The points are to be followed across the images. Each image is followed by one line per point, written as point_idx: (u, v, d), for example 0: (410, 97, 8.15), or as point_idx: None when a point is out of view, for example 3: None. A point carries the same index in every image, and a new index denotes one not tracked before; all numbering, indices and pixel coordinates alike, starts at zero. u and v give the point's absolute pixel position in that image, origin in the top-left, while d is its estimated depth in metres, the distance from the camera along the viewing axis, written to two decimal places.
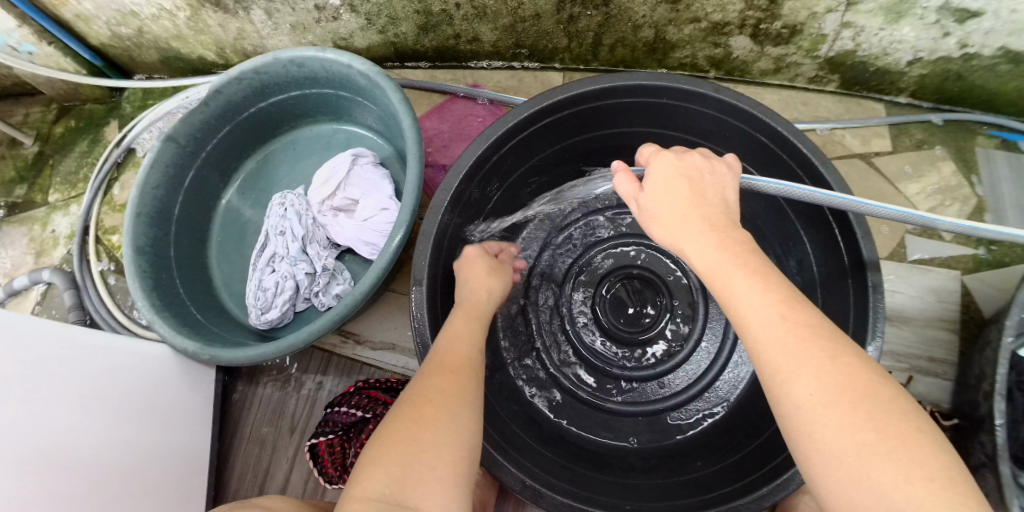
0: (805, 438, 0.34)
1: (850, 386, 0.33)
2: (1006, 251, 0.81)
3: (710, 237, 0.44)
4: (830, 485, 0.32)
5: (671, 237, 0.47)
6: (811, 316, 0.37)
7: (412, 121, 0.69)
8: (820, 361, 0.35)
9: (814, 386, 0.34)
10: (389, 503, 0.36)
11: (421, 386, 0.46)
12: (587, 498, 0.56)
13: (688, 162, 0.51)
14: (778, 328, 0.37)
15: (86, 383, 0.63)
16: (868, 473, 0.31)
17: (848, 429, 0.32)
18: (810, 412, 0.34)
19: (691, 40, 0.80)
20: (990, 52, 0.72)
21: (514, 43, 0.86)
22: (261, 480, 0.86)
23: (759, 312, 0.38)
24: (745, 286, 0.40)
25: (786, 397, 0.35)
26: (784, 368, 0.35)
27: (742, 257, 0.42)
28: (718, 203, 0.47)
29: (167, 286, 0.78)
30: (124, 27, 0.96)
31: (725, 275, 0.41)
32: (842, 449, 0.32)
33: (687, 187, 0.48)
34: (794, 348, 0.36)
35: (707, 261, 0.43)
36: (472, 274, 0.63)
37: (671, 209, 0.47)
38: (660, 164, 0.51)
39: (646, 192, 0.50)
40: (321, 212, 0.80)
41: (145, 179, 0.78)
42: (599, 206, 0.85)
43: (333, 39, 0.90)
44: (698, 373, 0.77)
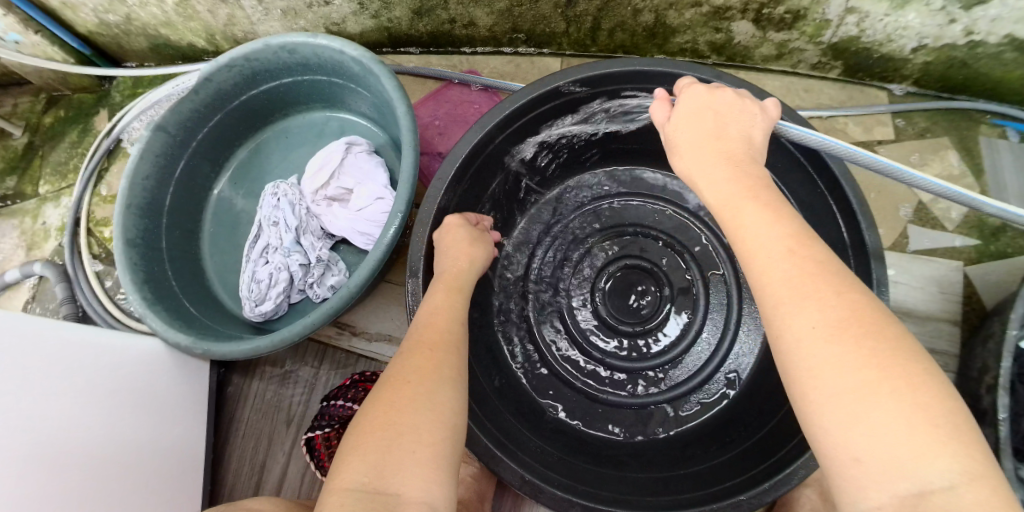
0: (802, 373, 0.34)
1: (853, 323, 0.33)
2: (1009, 241, 0.80)
3: (723, 171, 0.45)
4: (825, 423, 0.32)
5: (686, 166, 0.49)
6: (821, 252, 0.37)
7: (406, 109, 0.68)
8: (823, 295, 0.34)
9: (816, 319, 0.34)
10: (367, 492, 0.36)
11: (398, 368, 0.45)
12: (587, 493, 0.55)
13: (721, 97, 0.50)
14: (784, 260, 0.37)
15: (78, 379, 0.62)
16: (867, 412, 0.30)
17: (850, 367, 0.32)
18: (810, 346, 0.33)
19: (692, 24, 0.78)
20: (996, 40, 0.71)
21: (511, 28, 0.84)
22: (258, 474, 0.85)
23: (766, 241, 0.38)
24: (755, 217, 0.40)
25: (785, 331, 0.35)
26: (787, 299, 0.35)
27: (755, 193, 0.42)
28: (741, 138, 0.47)
29: (158, 278, 0.76)
30: (111, 14, 0.93)
31: (736, 208, 0.42)
32: (841, 385, 0.32)
33: (712, 120, 0.49)
34: (799, 279, 0.36)
35: (720, 190, 0.44)
36: (451, 243, 0.58)
37: (688, 142, 0.49)
38: (692, 96, 0.51)
39: (673, 121, 0.51)
40: (315, 202, 0.79)
41: (134, 169, 0.76)
42: (597, 195, 0.84)
43: (326, 24, 0.88)
44: (698, 365, 0.76)
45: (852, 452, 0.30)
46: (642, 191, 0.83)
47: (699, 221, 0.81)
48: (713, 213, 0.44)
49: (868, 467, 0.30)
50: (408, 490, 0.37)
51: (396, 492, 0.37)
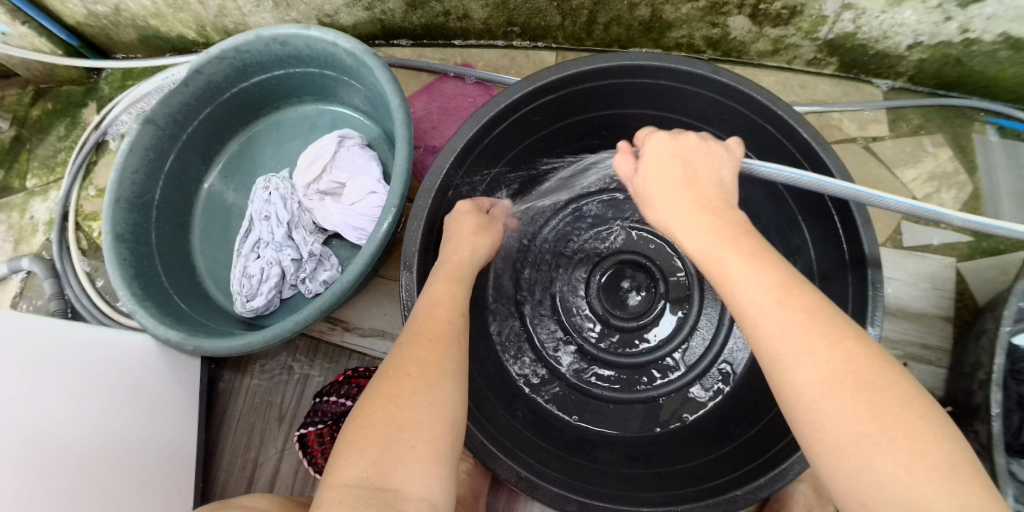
0: (808, 426, 0.33)
1: (848, 373, 0.32)
2: (1001, 239, 0.80)
3: (701, 218, 0.43)
4: (836, 476, 0.32)
5: (664, 218, 0.47)
6: (810, 299, 0.36)
7: (401, 102, 0.67)
8: (817, 348, 0.33)
9: (812, 374, 0.33)
10: (367, 487, 0.36)
11: (398, 359, 0.45)
12: (582, 489, 0.55)
13: (682, 144, 0.50)
14: (774, 314, 0.35)
15: (67, 376, 0.61)
16: (870, 464, 0.30)
17: (850, 418, 0.31)
18: (810, 401, 0.33)
19: (689, 19, 0.77)
20: (991, 38, 0.71)
21: (506, 21, 0.83)
22: (250, 471, 0.84)
23: (755, 296, 0.37)
24: (740, 268, 0.38)
25: (786, 385, 0.34)
26: (782, 355, 0.34)
27: (736, 238, 0.41)
28: (711, 184, 0.47)
29: (148, 273, 0.75)
30: (99, 4, 0.92)
31: (719, 260, 0.40)
32: (843, 440, 0.31)
33: (681, 168, 0.48)
34: (792, 335, 0.34)
35: (700, 241, 0.42)
36: (458, 230, 0.59)
37: (662, 192, 0.47)
38: (656, 146, 0.51)
39: (642, 170, 0.51)
40: (307, 196, 0.78)
41: (123, 162, 0.75)
42: (592, 189, 0.83)
43: (318, 15, 0.87)
44: (692, 361, 0.76)
45: (861, 504, 0.30)
46: None
47: None
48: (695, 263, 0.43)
49: None
50: (407, 486, 0.37)
51: (395, 487, 0.36)
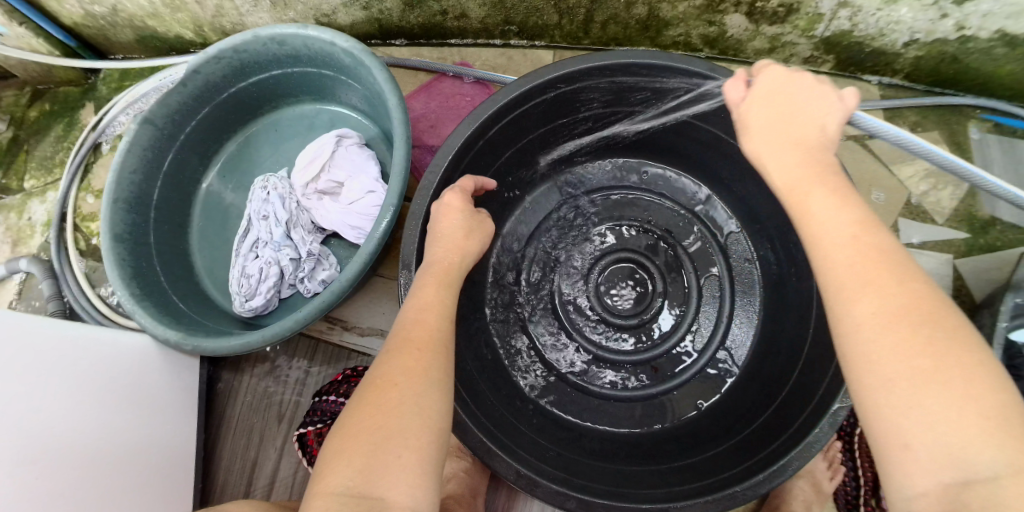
0: (858, 359, 0.34)
1: (912, 310, 0.33)
2: (997, 235, 0.81)
3: (794, 153, 0.43)
4: (880, 409, 0.33)
5: (755, 148, 0.46)
6: (884, 242, 0.37)
7: (398, 101, 0.67)
8: (885, 284, 0.34)
9: (875, 307, 0.34)
10: (353, 496, 0.37)
11: (386, 368, 0.45)
12: (582, 486, 0.55)
13: (799, 80, 0.46)
14: (846, 248, 0.37)
15: (66, 378, 0.61)
16: (921, 400, 0.31)
17: (904, 354, 0.32)
18: (869, 333, 0.34)
19: (686, 17, 0.78)
20: (987, 35, 0.71)
21: (503, 20, 0.83)
22: (249, 471, 0.84)
23: (831, 228, 0.38)
24: (822, 203, 0.39)
25: (846, 315, 0.35)
26: (849, 285, 0.35)
27: (823, 176, 0.41)
28: (816, 128, 0.44)
29: (147, 274, 0.75)
30: (96, 5, 0.92)
31: (803, 192, 0.41)
32: (897, 374, 0.32)
33: (790, 100, 0.45)
34: (862, 267, 0.35)
35: (790, 172, 0.42)
36: (448, 229, 0.56)
37: (761, 124, 0.46)
38: (769, 77, 0.47)
39: (745, 102, 0.48)
40: (305, 196, 0.78)
41: (121, 162, 0.75)
42: (592, 186, 0.83)
43: (316, 15, 0.87)
44: (690, 358, 0.77)
45: (903, 439, 0.31)
46: (635, 184, 0.83)
47: (688, 216, 0.82)
48: (779, 195, 0.43)
49: (918, 454, 0.30)
50: (393, 495, 0.38)
51: (381, 496, 0.37)
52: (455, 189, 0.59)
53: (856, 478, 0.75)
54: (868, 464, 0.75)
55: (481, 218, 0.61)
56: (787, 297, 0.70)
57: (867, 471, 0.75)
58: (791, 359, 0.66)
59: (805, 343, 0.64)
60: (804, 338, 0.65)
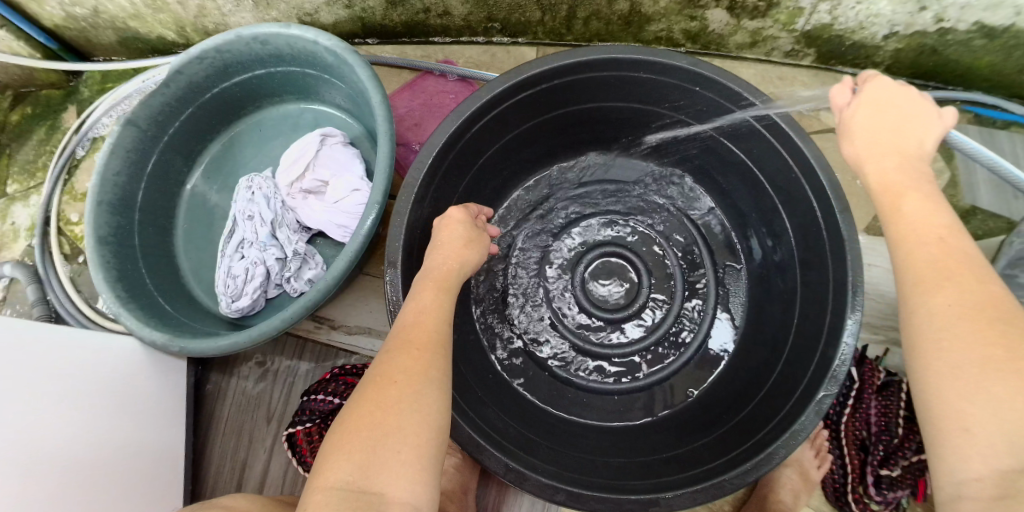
0: (927, 345, 0.34)
1: (986, 307, 0.34)
2: (977, 224, 0.82)
3: (897, 161, 0.43)
4: (941, 396, 0.33)
5: (857, 151, 0.46)
6: (968, 244, 0.37)
7: (382, 99, 0.67)
8: (965, 280, 0.35)
9: (955, 298, 0.34)
10: (352, 491, 0.38)
11: (385, 365, 0.45)
12: (570, 478, 0.55)
13: (906, 91, 0.46)
14: (930, 246, 0.37)
15: (55, 383, 0.60)
16: (985, 388, 0.31)
17: (976, 343, 0.33)
18: (940, 324, 0.34)
19: (667, 13, 0.78)
20: (965, 27, 0.72)
21: (487, 17, 0.84)
22: (239, 472, 0.84)
23: (923, 227, 0.38)
24: (917, 204, 0.40)
25: (919, 307, 0.36)
26: (928, 278, 0.36)
27: (921, 184, 0.41)
28: (921, 141, 0.44)
29: (133, 276, 0.75)
30: (78, 7, 0.91)
31: (898, 192, 0.41)
32: (965, 363, 0.33)
33: (900, 113, 0.45)
34: (945, 264, 0.36)
35: (890, 174, 0.42)
36: (447, 240, 0.58)
37: (869, 131, 0.45)
38: (879, 85, 0.47)
39: (850, 108, 0.47)
40: (290, 195, 0.78)
41: (104, 165, 0.74)
42: (575, 182, 0.83)
43: (299, 14, 0.87)
44: (677, 350, 0.77)
45: (963, 423, 0.32)
46: (617, 179, 0.83)
47: (672, 209, 0.82)
48: (874, 194, 0.43)
49: (977, 440, 0.31)
50: (390, 490, 0.38)
51: (381, 492, 0.38)
52: (458, 206, 0.62)
53: (843, 466, 0.76)
54: (853, 451, 0.75)
55: (480, 229, 0.63)
56: (772, 288, 0.71)
57: (854, 457, 0.75)
58: (776, 349, 0.67)
59: (790, 332, 0.65)
60: (789, 329, 0.65)
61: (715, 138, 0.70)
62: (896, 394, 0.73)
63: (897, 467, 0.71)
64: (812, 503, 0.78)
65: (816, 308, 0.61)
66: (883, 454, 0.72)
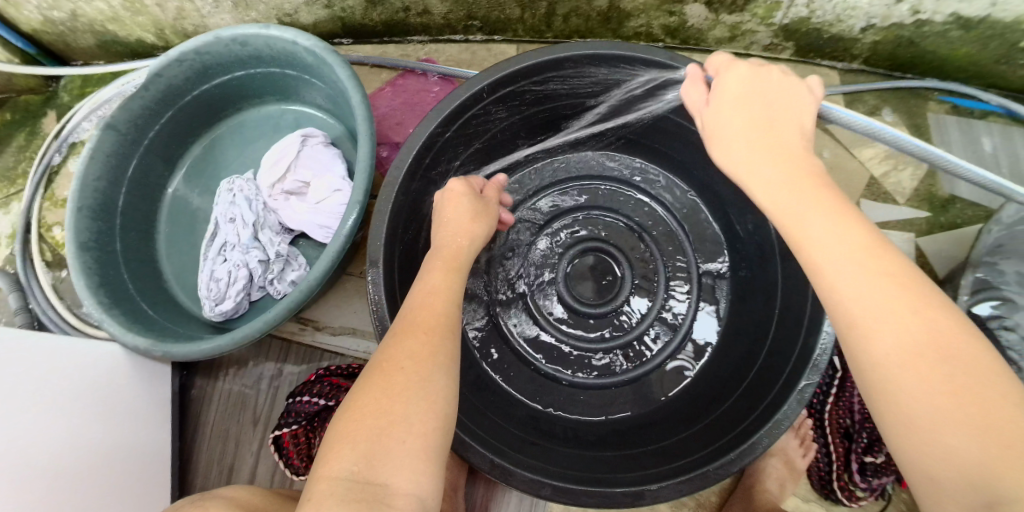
0: (882, 394, 0.33)
1: (927, 343, 0.32)
2: (956, 213, 0.83)
3: (777, 167, 0.42)
4: (904, 445, 0.32)
5: (733, 161, 0.45)
6: (892, 262, 0.35)
7: (362, 99, 0.67)
8: (900, 315, 0.33)
9: (892, 340, 0.33)
10: (357, 481, 0.37)
11: (393, 350, 0.45)
12: (556, 473, 0.55)
13: (759, 79, 0.47)
14: (851, 282, 0.35)
15: (37, 390, 0.59)
16: (940, 436, 0.31)
17: (923, 388, 0.31)
18: (885, 369, 0.33)
19: (646, 8, 0.79)
20: (942, 18, 0.73)
21: (466, 15, 0.84)
22: (227, 475, 0.83)
23: (832, 254, 0.36)
24: (820, 222, 0.38)
25: (862, 352, 0.34)
26: (860, 321, 0.34)
27: (807, 184, 0.41)
28: (791, 121, 0.45)
29: (115, 282, 0.74)
30: (56, 10, 0.90)
31: (795, 212, 0.40)
32: (918, 409, 0.31)
33: (760, 106, 0.45)
34: (873, 301, 0.34)
35: (771, 183, 0.42)
36: (454, 215, 0.60)
37: (737, 134, 0.45)
38: (732, 80, 0.47)
39: (714, 112, 0.48)
40: (271, 196, 0.78)
41: (84, 170, 0.74)
42: (559, 178, 0.84)
43: (278, 15, 0.87)
44: (660, 345, 0.78)
45: (928, 474, 0.31)
46: (600, 174, 0.84)
47: (655, 204, 0.83)
48: (766, 214, 0.42)
49: (945, 490, 0.30)
50: (395, 481, 0.38)
51: (384, 482, 0.37)
52: (462, 179, 0.63)
53: (828, 454, 0.76)
54: (838, 439, 0.76)
55: (488, 202, 0.64)
56: (754, 280, 0.72)
57: (838, 446, 0.76)
58: (758, 339, 0.67)
59: (771, 323, 0.66)
60: (770, 319, 0.66)
61: (695, 132, 0.70)
62: None
63: (881, 453, 0.72)
64: (799, 492, 0.79)
65: (796, 298, 0.61)
66: (867, 441, 0.73)
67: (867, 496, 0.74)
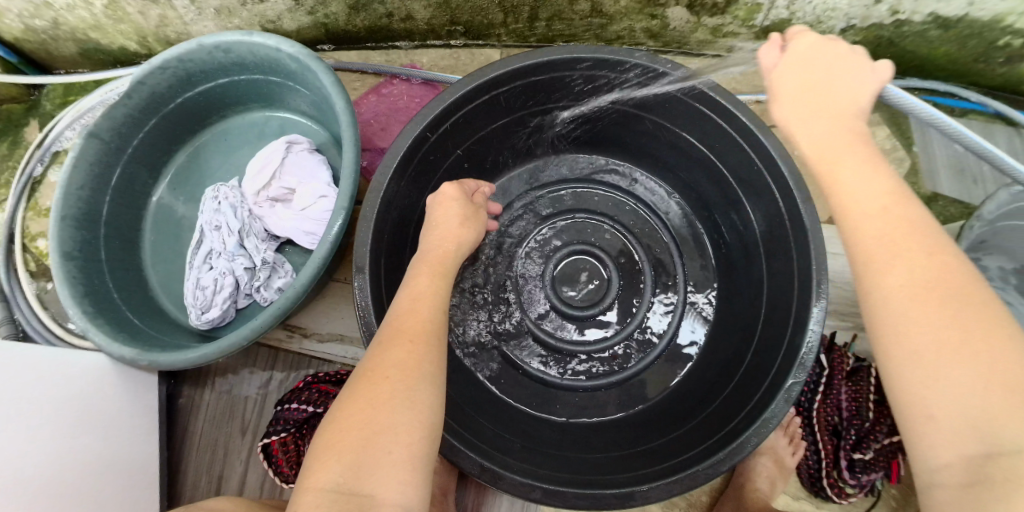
0: (889, 331, 0.35)
1: (940, 285, 0.34)
2: (938, 210, 0.84)
3: (825, 126, 0.42)
4: (904, 382, 0.34)
5: (783, 115, 0.44)
6: (916, 214, 0.37)
7: (345, 104, 0.67)
8: (914, 256, 0.35)
9: (907, 279, 0.35)
10: (342, 492, 0.37)
11: (378, 358, 0.45)
12: (545, 475, 0.55)
13: (834, 47, 0.45)
14: (876, 221, 0.37)
15: (23, 401, 0.59)
16: (945, 372, 0.32)
17: (932, 327, 0.33)
18: (896, 307, 0.34)
19: (628, 11, 0.79)
20: (921, 18, 0.74)
21: (450, 20, 0.84)
22: (217, 484, 0.83)
23: (862, 198, 0.38)
24: (853, 172, 0.39)
25: (874, 290, 0.36)
26: (877, 259, 0.36)
27: (851, 144, 0.41)
28: (853, 98, 0.43)
29: (100, 292, 0.74)
30: (37, 19, 0.89)
31: (833, 161, 0.40)
32: (924, 346, 0.33)
33: (824, 74, 0.43)
34: (892, 241, 0.36)
35: (819, 141, 0.42)
36: (444, 219, 0.59)
37: (794, 94, 0.44)
38: (802, 44, 0.45)
39: (776, 70, 0.46)
40: (257, 203, 0.77)
41: (68, 179, 0.73)
42: (543, 181, 0.84)
43: (262, 22, 0.86)
44: (647, 346, 0.78)
45: (926, 411, 0.33)
46: (584, 177, 0.84)
47: (639, 206, 0.84)
48: (805, 164, 0.42)
49: (943, 425, 0.32)
50: (383, 491, 0.38)
51: (371, 493, 0.38)
52: (453, 182, 0.62)
53: (817, 451, 0.77)
54: (826, 436, 0.77)
55: (477, 206, 0.63)
56: (739, 280, 0.73)
57: (827, 443, 0.76)
58: (745, 339, 0.68)
59: (757, 323, 0.66)
60: (757, 318, 0.67)
61: (677, 134, 0.71)
62: (866, 378, 0.75)
63: (870, 450, 0.72)
64: (789, 490, 0.79)
65: (781, 296, 0.62)
66: (855, 437, 0.74)
67: (856, 492, 0.74)
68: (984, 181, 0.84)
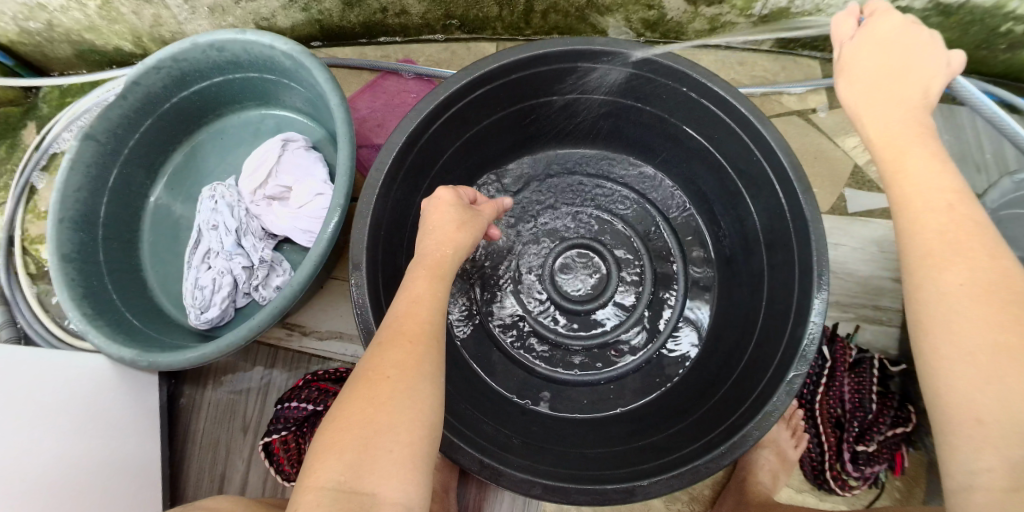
0: (939, 327, 0.35)
1: (1000, 287, 0.34)
2: None
3: (896, 115, 0.42)
4: (952, 380, 0.34)
5: (852, 99, 0.45)
6: (976, 214, 0.37)
7: (339, 100, 0.66)
8: (974, 254, 0.35)
9: (964, 276, 0.35)
10: (342, 491, 0.37)
11: (378, 359, 0.45)
12: (546, 472, 0.55)
13: (917, 31, 0.44)
14: (936, 214, 0.37)
15: (25, 405, 0.59)
16: (999, 376, 0.32)
17: (987, 327, 0.33)
18: (954, 299, 0.34)
19: (624, 3, 0.78)
20: (922, 5, 0.73)
21: (445, 14, 0.84)
22: (218, 483, 0.83)
23: (926, 192, 0.38)
24: (919, 165, 0.40)
25: (927, 283, 0.36)
26: (937, 252, 0.36)
27: (918, 136, 0.41)
28: (925, 87, 0.43)
29: (99, 293, 0.74)
30: (32, 21, 0.88)
31: (900, 150, 0.41)
32: (976, 346, 0.33)
33: (901, 59, 0.44)
34: (953, 236, 0.36)
35: (887, 128, 0.42)
36: (439, 223, 0.57)
37: (866, 78, 0.44)
38: (886, 23, 0.45)
39: (851, 47, 0.46)
40: (254, 202, 0.77)
41: (64, 181, 0.73)
42: (539, 176, 0.84)
43: (255, 20, 0.86)
44: (644, 342, 0.77)
45: (973, 414, 0.32)
46: (580, 171, 0.84)
47: (636, 199, 0.83)
48: (870, 149, 0.43)
49: (992, 428, 0.31)
50: (383, 491, 0.38)
51: (370, 492, 0.37)
52: (449, 186, 0.61)
53: (820, 444, 0.76)
54: (829, 428, 0.76)
55: (475, 212, 0.61)
56: (739, 272, 0.73)
57: (830, 435, 0.76)
58: (745, 332, 0.68)
59: (759, 315, 0.66)
60: (758, 311, 0.66)
61: (676, 126, 0.71)
62: (867, 370, 0.75)
63: (873, 442, 0.73)
64: (793, 483, 0.79)
65: (782, 288, 0.62)
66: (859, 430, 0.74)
67: (860, 485, 0.74)
68: (988, 168, 0.83)
